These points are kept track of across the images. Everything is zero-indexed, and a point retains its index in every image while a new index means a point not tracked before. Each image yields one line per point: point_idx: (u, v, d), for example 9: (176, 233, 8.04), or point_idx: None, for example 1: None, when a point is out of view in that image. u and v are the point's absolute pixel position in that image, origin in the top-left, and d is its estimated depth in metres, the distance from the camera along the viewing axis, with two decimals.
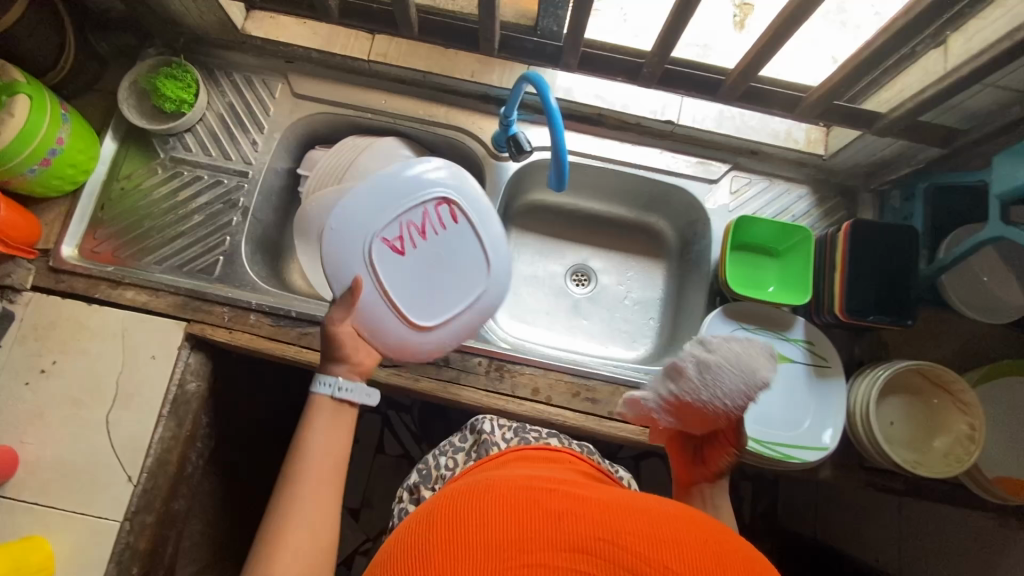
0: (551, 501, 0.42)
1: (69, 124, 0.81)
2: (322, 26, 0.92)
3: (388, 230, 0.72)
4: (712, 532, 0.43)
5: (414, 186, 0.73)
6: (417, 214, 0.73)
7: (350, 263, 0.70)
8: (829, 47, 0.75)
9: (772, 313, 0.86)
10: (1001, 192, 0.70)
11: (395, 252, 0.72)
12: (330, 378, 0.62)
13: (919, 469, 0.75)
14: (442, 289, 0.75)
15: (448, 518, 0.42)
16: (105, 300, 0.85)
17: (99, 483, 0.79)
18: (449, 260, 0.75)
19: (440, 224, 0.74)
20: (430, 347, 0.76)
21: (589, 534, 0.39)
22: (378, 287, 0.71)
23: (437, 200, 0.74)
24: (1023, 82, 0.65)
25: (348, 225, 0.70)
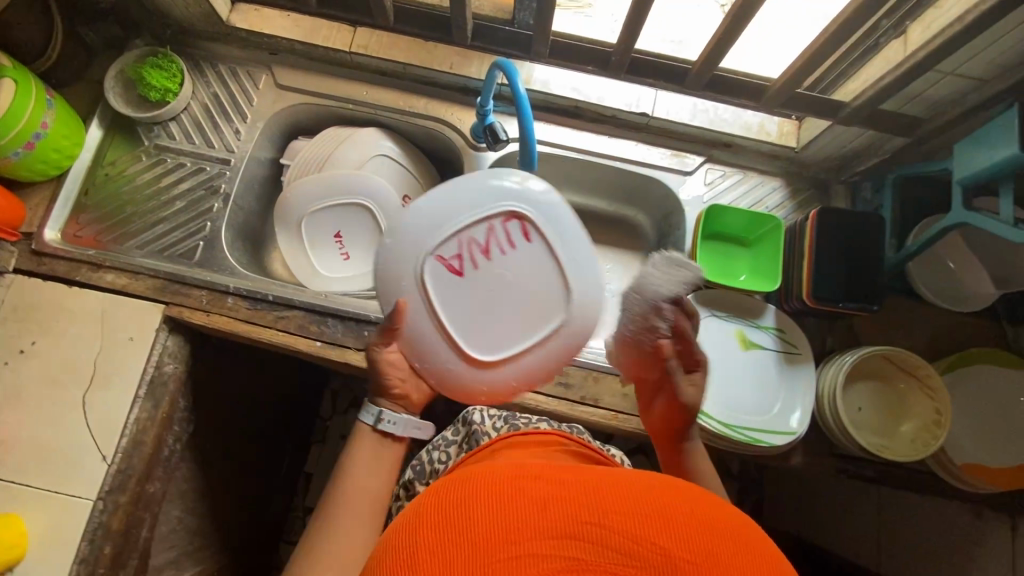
0: (534, 487, 0.40)
1: (54, 109, 0.83)
2: (304, 18, 0.94)
3: (445, 248, 0.65)
4: (700, 499, 0.41)
5: (479, 199, 0.65)
6: (481, 230, 0.65)
7: (403, 282, 0.65)
8: (793, 38, 0.77)
9: (743, 301, 0.87)
10: (963, 179, 0.71)
11: (452, 272, 0.65)
12: (374, 408, 0.65)
13: (885, 453, 0.75)
14: (508, 319, 0.66)
15: (429, 518, 0.39)
16: (85, 282, 0.85)
17: (74, 462, 0.80)
18: (514, 286, 0.65)
19: (507, 242, 0.65)
20: (492, 384, 0.68)
21: (575, 519, 0.37)
22: (429, 310, 0.66)
23: (504, 214, 0.65)
24: (980, 70, 0.66)
25: (406, 241, 0.65)
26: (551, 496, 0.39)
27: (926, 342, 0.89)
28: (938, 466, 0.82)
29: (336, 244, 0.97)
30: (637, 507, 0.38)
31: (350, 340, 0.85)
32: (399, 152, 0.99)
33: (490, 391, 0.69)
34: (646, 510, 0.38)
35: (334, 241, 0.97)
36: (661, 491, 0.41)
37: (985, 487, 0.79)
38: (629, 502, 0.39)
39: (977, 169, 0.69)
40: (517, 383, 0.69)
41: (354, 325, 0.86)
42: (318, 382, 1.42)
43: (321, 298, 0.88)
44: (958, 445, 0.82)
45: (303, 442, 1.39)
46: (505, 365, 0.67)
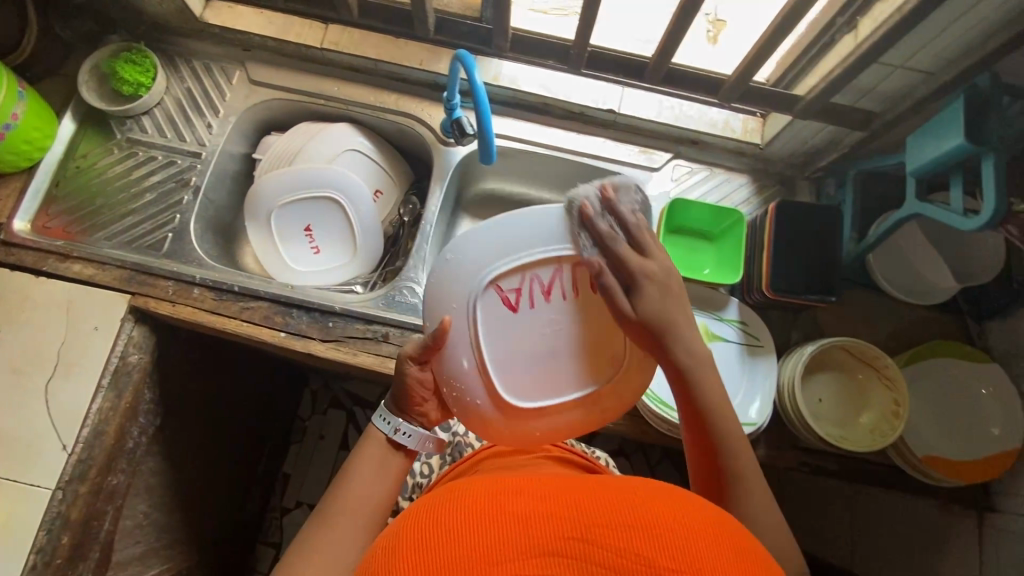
0: (514, 502, 0.40)
1: (25, 101, 0.84)
2: (277, 15, 0.96)
3: (505, 280, 0.59)
4: (680, 501, 0.42)
5: (564, 237, 0.58)
6: (550, 268, 0.59)
7: (454, 304, 0.59)
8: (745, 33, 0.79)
9: (707, 294, 0.87)
10: (915, 170, 0.72)
11: (507, 306, 0.60)
12: (392, 417, 0.63)
13: (843, 443, 0.75)
14: (550, 367, 0.62)
15: (413, 539, 0.39)
16: (52, 272, 0.86)
17: (32, 451, 0.80)
18: (564, 330, 0.61)
19: (573, 286, 0.60)
20: (521, 432, 0.63)
21: (557, 536, 0.38)
22: (473, 341, 0.60)
23: (579, 258, 0.58)
24: (928, 63, 0.68)
25: (465, 259, 0.59)
26: (533, 512, 0.39)
27: (891, 336, 0.89)
28: (896, 455, 0.82)
29: (306, 238, 0.98)
30: (619, 516, 0.39)
31: (315, 331, 0.86)
32: (370, 147, 1.00)
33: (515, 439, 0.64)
34: (628, 518, 0.39)
35: (304, 235, 0.97)
36: (641, 496, 0.42)
37: (946, 481, 0.79)
38: (610, 511, 0.39)
39: (928, 159, 0.70)
40: (546, 436, 0.64)
41: (319, 316, 0.86)
42: (296, 381, 1.41)
43: (286, 290, 0.88)
44: (922, 439, 0.81)
45: (281, 443, 1.38)
46: (541, 415, 0.63)
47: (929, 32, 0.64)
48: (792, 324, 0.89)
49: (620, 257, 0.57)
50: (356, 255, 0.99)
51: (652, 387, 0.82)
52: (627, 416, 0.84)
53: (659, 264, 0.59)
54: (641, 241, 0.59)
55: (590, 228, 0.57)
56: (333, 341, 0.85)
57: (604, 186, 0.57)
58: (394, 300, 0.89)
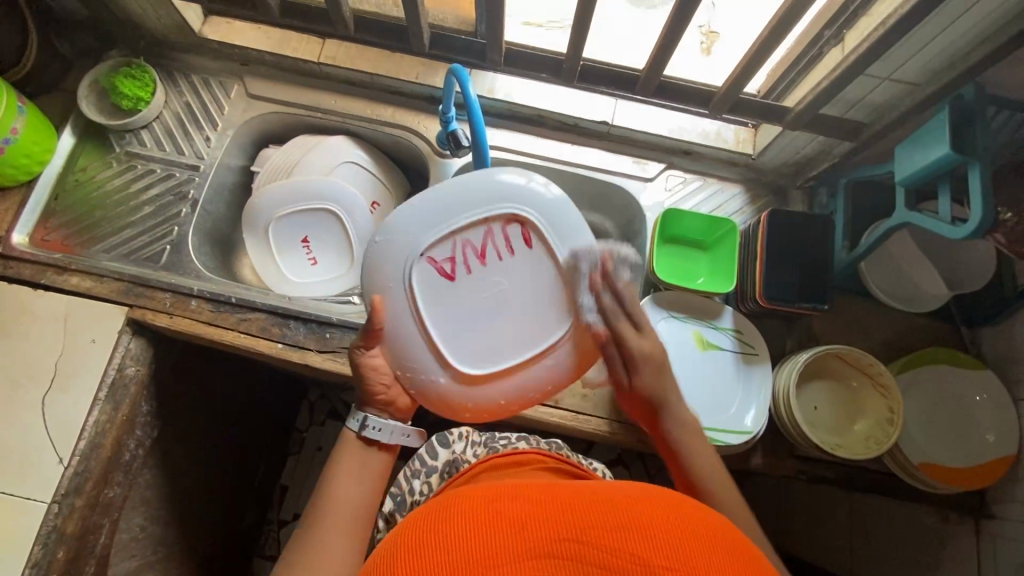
0: (513, 509, 0.41)
1: (25, 116, 0.85)
2: (274, 30, 0.97)
3: (438, 250, 0.65)
4: (679, 506, 0.42)
5: (482, 200, 0.65)
6: (478, 233, 0.66)
7: (391, 280, 0.64)
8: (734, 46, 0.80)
9: (701, 302, 0.88)
10: (903, 180, 0.73)
11: (444, 274, 0.65)
12: (360, 413, 0.62)
13: (839, 451, 0.75)
14: (498, 327, 0.67)
15: (415, 544, 0.41)
16: (50, 285, 0.86)
17: (28, 465, 0.79)
18: (506, 293, 0.66)
19: (504, 249, 0.66)
20: (477, 399, 0.67)
21: (554, 538, 0.38)
22: (416, 312, 0.65)
23: (503, 221, 0.66)
24: (913, 75, 0.69)
25: (397, 236, 0.64)
26: (531, 515, 0.40)
27: (884, 343, 0.90)
28: (890, 459, 0.82)
29: (304, 249, 0.98)
30: (614, 518, 0.40)
31: (312, 342, 0.86)
32: (367, 159, 1.01)
33: (471, 409, 0.68)
34: (624, 519, 0.39)
35: (302, 246, 0.98)
36: (639, 501, 0.42)
37: (940, 486, 0.79)
38: (606, 514, 0.40)
39: (915, 170, 0.71)
40: (503, 402, 0.68)
41: (316, 327, 0.87)
42: (294, 392, 1.41)
43: (284, 301, 0.89)
44: (916, 445, 0.82)
45: (278, 455, 1.37)
46: (493, 380, 0.67)
47: (905, 44, 0.66)
48: (787, 332, 0.90)
49: (613, 330, 0.64)
50: (353, 267, 0.99)
51: None
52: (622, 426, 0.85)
53: (655, 342, 0.64)
54: (639, 321, 0.64)
55: (592, 294, 0.65)
56: (330, 351, 0.86)
57: (606, 257, 0.65)
58: None
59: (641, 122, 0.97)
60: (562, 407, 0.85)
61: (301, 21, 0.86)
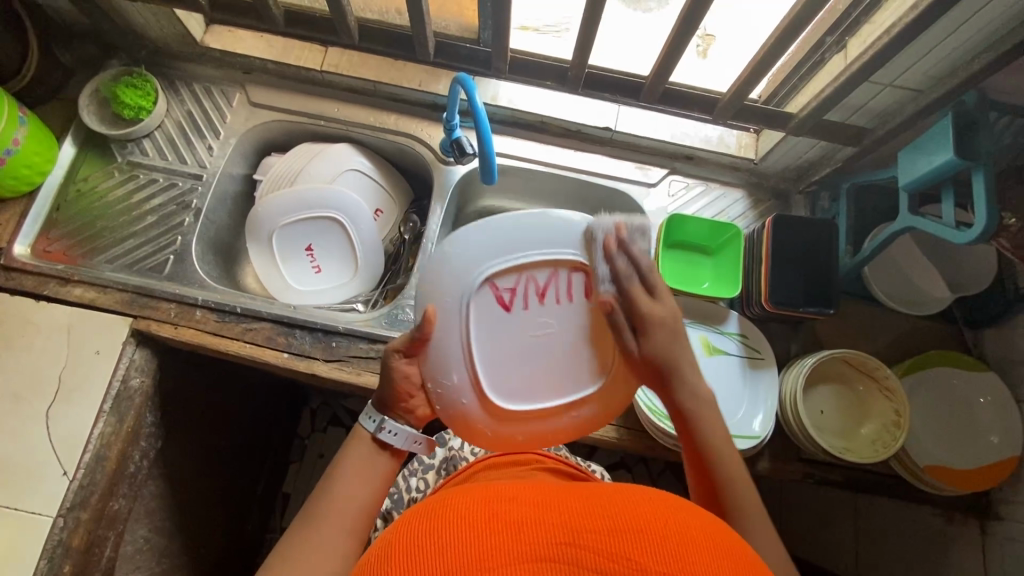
0: (510, 511, 0.41)
1: (26, 126, 0.84)
2: (277, 39, 0.98)
3: (503, 279, 0.61)
4: (674, 507, 0.43)
5: (560, 241, 0.61)
6: (545, 272, 0.62)
7: (449, 296, 0.61)
8: (737, 53, 0.80)
9: (706, 307, 0.88)
10: (907, 185, 0.74)
11: (500, 305, 0.62)
12: (377, 415, 0.61)
13: (846, 454, 0.76)
14: (536, 370, 0.63)
15: (409, 542, 0.40)
16: (53, 297, 0.86)
17: (33, 479, 0.79)
18: (550, 334, 0.63)
19: (567, 295, 0.62)
20: (502, 433, 0.64)
21: (552, 542, 0.38)
22: (463, 334, 0.61)
23: (574, 266, 0.61)
24: (915, 81, 0.70)
25: (466, 254, 0.61)
26: (528, 517, 0.40)
27: (888, 346, 0.90)
28: (898, 464, 0.83)
29: (308, 257, 0.98)
30: (611, 523, 0.40)
31: (318, 351, 0.86)
32: (370, 167, 1.00)
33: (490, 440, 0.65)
34: (621, 524, 0.39)
35: (306, 254, 0.98)
36: (636, 504, 0.42)
37: (945, 488, 0.80)
38: (603, 518, 0.40)
39: (919, 174, 0.71)
40: (523, 441, 0.65)
41: (322, 336, 0.86)
42: (296, 399, 1.41)
43: (289, 310, 0.88)
44: (922, 447, 0.82)
45: (281, 463, 1.37)
46: (518, 420, 0.64)
47: (918, 53, 0.67)
48: (791, 336, 0.91)
49: (625, 301, 0.60)
50: (357, 274, 1.00)
51: (656, 402, 0.82)
52: (631, 432, 0.85)
53: (670, 307, 0.61)
54: (656, 284, 0.61)
55: (607, 262, 0.60)
56: (336, 360, 0.85)
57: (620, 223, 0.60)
58: (396, 319, 0.90)
59: (644, 128, 0.98)
60: None
61: (305, 29, 0.85)
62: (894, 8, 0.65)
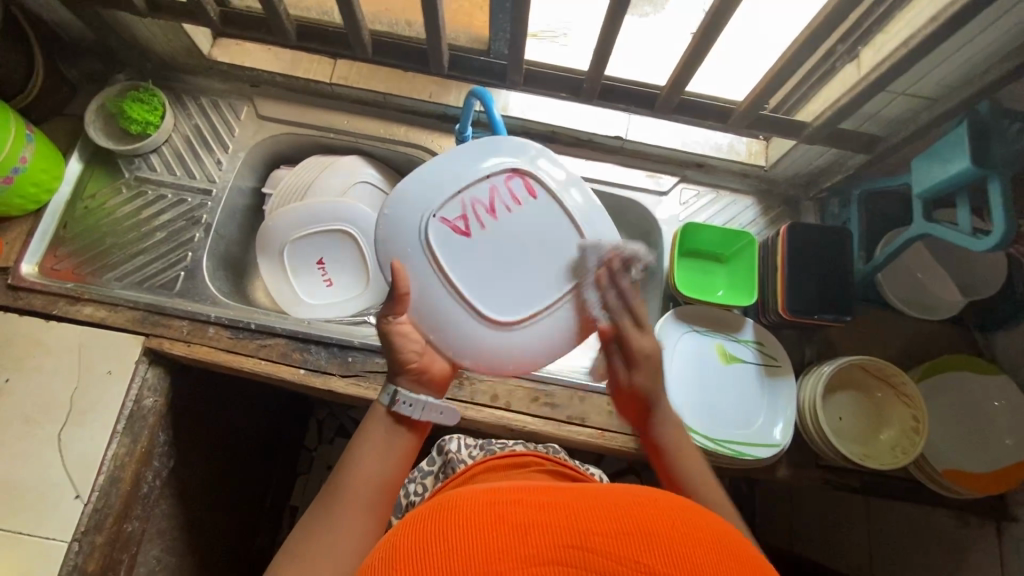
0: (516, 512, 0.38)
1: (33, 144, 0.83)
2: (285, 51, 0.97)
3: (449, 210, 0.65)
4: (683, 511, 0.40)
5: (477, 160, 0.67)
6: (486, 189, 0.66)
7: (408, 246, 0.65)
8: (751, 64, 0.80)
9: (722, 315, 0.89)
10: (922, 192, 0.74)
11: (459, 233, 0.65)
12: (391, 387, 0.60)
13: (866, 461, 0.76)
14: (523, 275, 0.67)
15: (412, 547, 0.37)
16: (63, 316, 0.84)
17: (47, 504, 0.77)
18: (518, 241, 0.66)
19: (511, 200, 0.66)
20: (513, 344, 0.67)
21: (558, 544, 0.35)
22: (439, 269, 0.65)
23: (505, 172, 0.67)
24: (929, 89, 0.71)
25: (409, 202, 0.65)
26: (533, 520, 0.37)
27: (901, 350, 0.91)
28: (915, 468, 0.83)
29: (319, 270, 0.97)
30: (620, 525, 0.37)
31: (334, 367, 0.85)
32: (380, 178, 1.00)
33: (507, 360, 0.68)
34: (630, 525, 0.37)
35: (317, 268, 0.97)
36: (646, 507, 0.39)
37: (963, 491, 0.80)
38: (611, 520, 0.37)
39: (936, 181, 0.72)
40: (542, 348, 0.68)
41: (338, 351, 0.86)
42: (302, 411, 1.38)
43: (304, 325, 0.88)
44: (937, 450, 0.83)
45: (288, 475, 1.34)
46: (528, 324, 0.67)
47: (931, 62, 0.67)
48: (806, 341, 0.91)
49: (618, 331, 0.63)
50: (368, 287, 0.98)
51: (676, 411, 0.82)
52: None
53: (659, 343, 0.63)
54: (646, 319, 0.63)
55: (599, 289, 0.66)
56: (353, 375, 0.85)
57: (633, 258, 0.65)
58: None
59: (654, 137, 0.98)
60: (589, 424, 0.85)
61: (318, 43, 0.85)
62: (911, 21, 0.65)
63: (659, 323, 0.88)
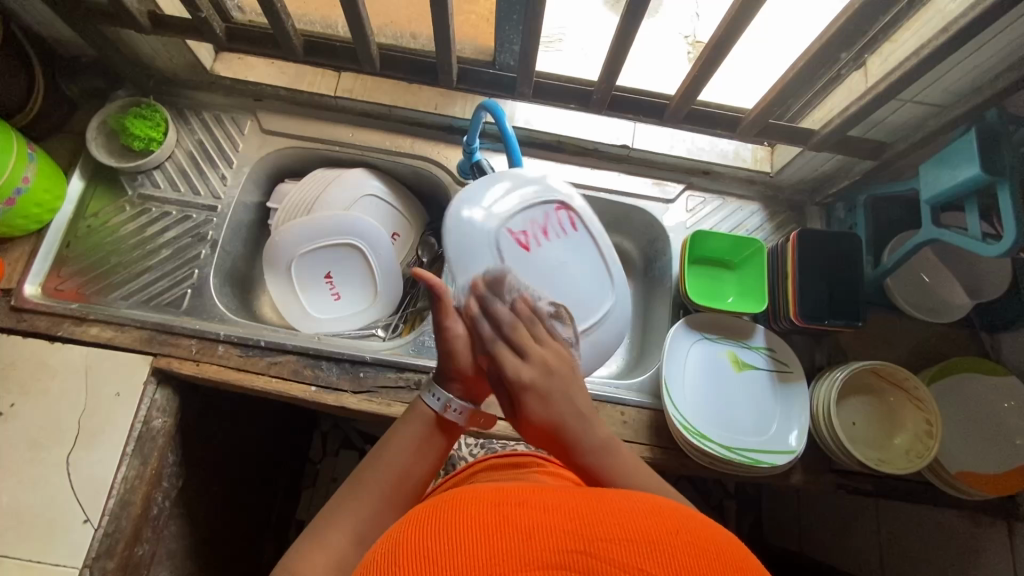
0: (515, 512, 0.35)
1: (35, 163, 0.82)
2: (289, 65, 0.96)
3: (516, 225, 0.75)
4: (694, 521, 0.37)
5: (539, 186, 0.79)
6: (542, 212, 0.77)
7: (474, 245, 0.71)
8: (769, 67, 0.82)
9: (733, 323, 0.89)
10: (931, 197, 0.75)
11: (523, 245, 0.74)
12: (441, 392, 0.60)
13: (881, 466, 0.76)
14: (565, 296, 0.75)
15: (405, 546, 0.34)
16: (69, 337, 0.83)
17: (57, 529, 0.76)
18: (563, 258, 0.77)
19: (561, 230, 0.78)
20: None
21: (560, 548, 0.32)
22: (502, 268, 0.70)
23: (558, 203, 0.79)
24: (936, 97, 0.71)
25: (478, 213, 0.73)
26: (536, 521, 0.34)
27: (910, 353, 0.92)
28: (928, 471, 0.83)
29: (327, 284, 0.97)
30: (625, 530, 0.34)
31: (346, 383, 0.84)
32: (385, 191, 1.00)
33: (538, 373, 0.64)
34: (636, 530, 0.34)
35: (324, 282, 0.96)
36: (655, 512, 0.36)
37: (977, 493, 0.80)
38: (616, 524, 0.34)
39: (944, 188, 0.72)
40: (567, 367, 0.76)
41: (350, 367, 0.85)
42: (306, 423, 1.35)
43: (314, 341, 0.87)
44: (950, 453, 0.83)
45: (293, 489, 1.32)
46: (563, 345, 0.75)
47: (936, 74, 0.68)
48: (816, 346, 0.91)
49: (495, 357, 0.59)
50: (377, 299, 0.98)
51: (691, 421, 0.82)
52: (666, 450, 0.84)
53: (541, 366, 0.58)
54: (520, 342, 0.59)
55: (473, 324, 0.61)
56: (365, 392, 0.84)
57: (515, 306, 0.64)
58: (423, 345, 0.89)
59: (660, 145, 0.98)
60: None
61: (325, 58, 0.85)
62: (919, 33, 0.66)
63: (671, 330, 0.88)
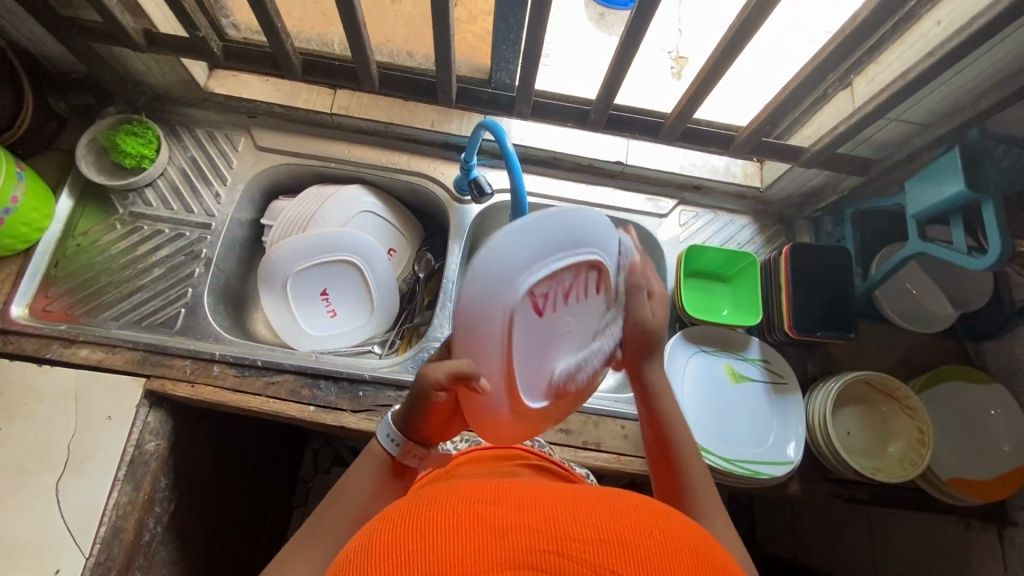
0: (484, 510, 0.32)
1: (24, 182, 0.80)
2: (283, 82, 0.96)
3: (541, 284, 0.53)
4: (673, 520, 0.34)
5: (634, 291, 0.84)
6: (573, 273, 0.55)
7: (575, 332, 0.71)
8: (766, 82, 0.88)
9: (728, 335, 0.91)
10: (917, 213, 0.77)
11: (535, 312, 0.53)
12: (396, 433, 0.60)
13: (877, 475, 0.78)
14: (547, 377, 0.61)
15: (372, 546, 0.32)
16: (57, 360, 0.81)
17: (44, 560, 0.73)
18: (576, 334, 0.59)
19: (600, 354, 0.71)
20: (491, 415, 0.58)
21: (531, 547, 0.30)
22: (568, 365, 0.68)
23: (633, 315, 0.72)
24: (921, 116, 0.74)
25: (492, 271, 0.50)
26: (508, 518, 0.32)
27: (898, 363, 0.94)
28: (920, 478, 0.85)
29: (322, 302, 0.96)
30: (599, 529, 0.31)
31: (345, 403, 0.83)
32: (382, 208, 1.00)
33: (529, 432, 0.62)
34: (611, 528, 0.32)
35: (321, 299, 0.95)
36: (633, 510, 0.34)
37: (968, 500, 0.82)
38: (591, 522, 0.32)
39: (930, 203, 0.75)
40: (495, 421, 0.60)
41: (348, 386, 0.84)
42: (297, 441, 1.33)
43: (312, 360, 0.86)
44: (942, 461, 0.85)
45: (284, 509, 1.28)
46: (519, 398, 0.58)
47: (920, 94, 0.71)
48: (808, 358, 0.93)
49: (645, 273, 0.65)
50: (373, 315, 0.98)
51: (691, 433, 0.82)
52: None
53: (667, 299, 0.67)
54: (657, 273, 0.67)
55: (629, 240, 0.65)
56: (365, 411, 0.83)
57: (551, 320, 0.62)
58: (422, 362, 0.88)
59: (652, 160, 1.00)
60: (605, 449, 0.84)
61: (324, 76, 0.85)
62: (903, 56, 0.69)
63: (668, 343, 0.89)
